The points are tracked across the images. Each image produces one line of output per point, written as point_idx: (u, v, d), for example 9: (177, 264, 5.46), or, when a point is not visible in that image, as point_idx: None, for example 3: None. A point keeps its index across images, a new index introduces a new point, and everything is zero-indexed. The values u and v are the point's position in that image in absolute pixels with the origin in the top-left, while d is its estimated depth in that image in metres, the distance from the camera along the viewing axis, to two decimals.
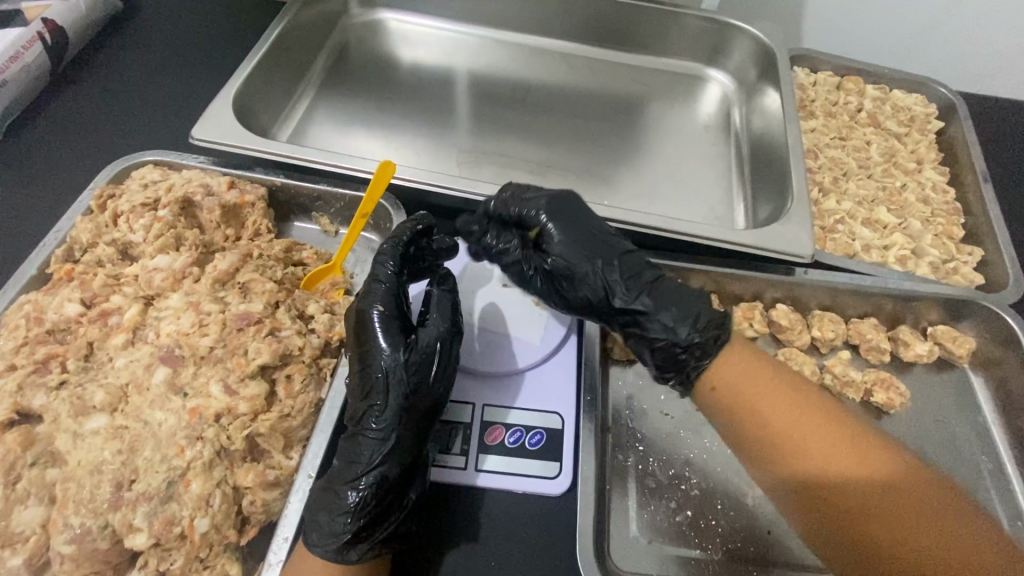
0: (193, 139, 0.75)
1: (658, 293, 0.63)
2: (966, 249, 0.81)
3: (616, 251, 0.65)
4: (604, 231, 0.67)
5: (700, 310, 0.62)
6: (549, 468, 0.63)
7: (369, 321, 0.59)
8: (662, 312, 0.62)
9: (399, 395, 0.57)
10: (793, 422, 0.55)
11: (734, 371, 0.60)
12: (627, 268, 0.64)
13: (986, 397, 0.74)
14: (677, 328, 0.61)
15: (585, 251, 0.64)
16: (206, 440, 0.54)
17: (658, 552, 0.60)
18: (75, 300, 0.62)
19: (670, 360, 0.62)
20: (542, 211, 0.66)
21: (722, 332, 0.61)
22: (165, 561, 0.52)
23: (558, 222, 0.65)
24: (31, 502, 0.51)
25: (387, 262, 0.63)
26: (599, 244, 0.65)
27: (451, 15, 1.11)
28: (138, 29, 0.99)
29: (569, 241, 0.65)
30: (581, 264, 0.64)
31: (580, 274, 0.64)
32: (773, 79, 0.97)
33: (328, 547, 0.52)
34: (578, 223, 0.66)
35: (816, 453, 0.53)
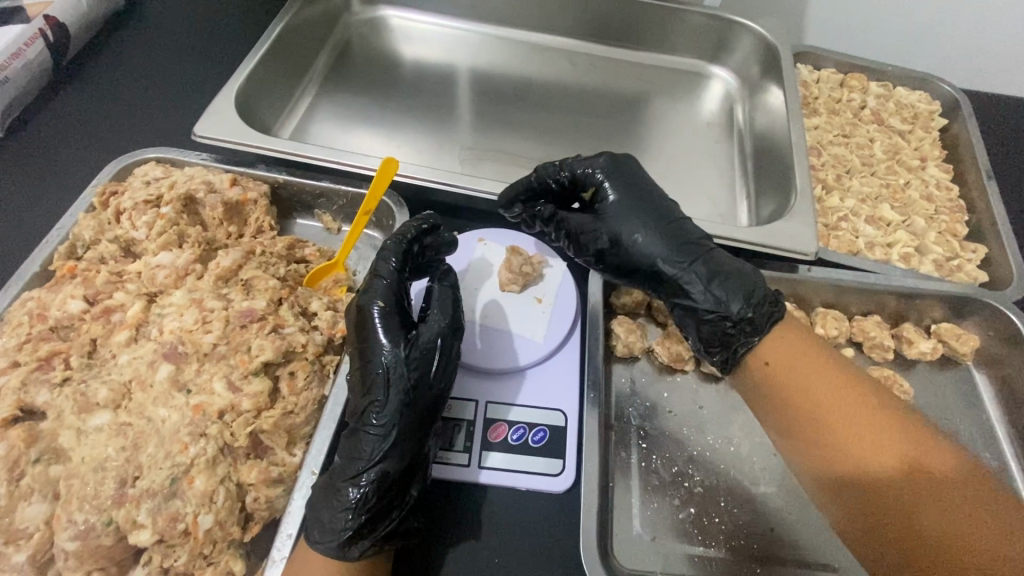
0: (195, 136, 0.75)
1: (710, 262, 0.65)
2: (970, 247, 0.81)
3: (671, 217, 0.68)
4: (662, 198, 0.70)
5: (755, 286, 0.64)
6: (551, 466, 0.63)
7: (371, 317, 0.59)
8: (714, 284, 0.64)
9: (400, 390, 0.57)
10: (837, 406, 0.58)
11: (787, 353, 0.63)
12: (679, 234, 0.67)
13: (990, 394, 0.74)
14: (728, 301, 0.63)
15: (634, 216, 0.69)
16: (209, 437, 0.54)
17: (661, 549, 0.60)
18: (78, 297, 0.62)
19: (717, 335, 0.64)
20: (600, 172, 0.71)
21: (775, 310, 0.64)
22: (168, 558, 0.51)
23: (615, 185, 0.70)
24: (35, 498, 0.51)
25: (389, 258, 0.63)
26: (653, 210, 0.69)
27: (453, 12, 1.11)
28: (140, 26, 0.99)
29: (623, 203, 0.70)
30: (631, 226, 0.68)
31: (629, 235, 0.68)
32: (776, 76, 0.97)
33: (329, 544, 0.52)
34: (630, 188, 0.70)
35: (855, 436, 0.55)
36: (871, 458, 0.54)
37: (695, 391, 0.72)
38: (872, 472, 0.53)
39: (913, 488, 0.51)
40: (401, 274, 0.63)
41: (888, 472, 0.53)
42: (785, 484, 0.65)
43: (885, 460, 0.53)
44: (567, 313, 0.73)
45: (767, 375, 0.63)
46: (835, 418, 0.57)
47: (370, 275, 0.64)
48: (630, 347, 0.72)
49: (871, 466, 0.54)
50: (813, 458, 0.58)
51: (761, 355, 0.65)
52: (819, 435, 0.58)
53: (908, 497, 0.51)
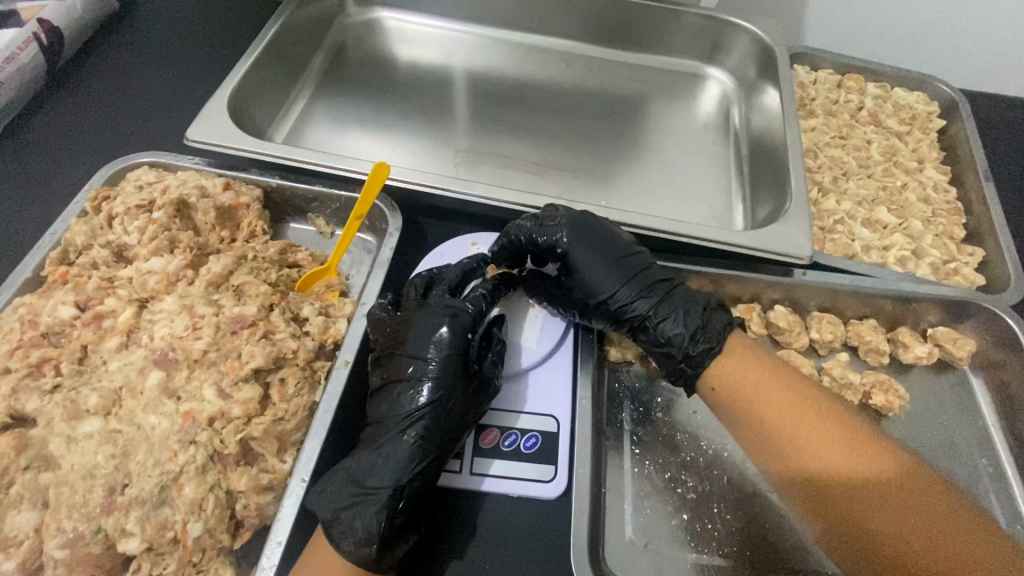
0: (188, 140, 0.75)
1: (665, 310, 0.66)
2: (967, 250, 0.80)
3: (628, 267, 0.68)
4: (622, 246, 0.70)
5: (700, 325, 0.65)
6: (544, 472, 0.62)
7: (442, 339, 0.62)
8: (665, 328, 0.66)
9: (446, 418, 0.59)
10: (794, 422, 0.57)
11: (737, 370, 0.62)
12: (636, 283, 0.67)
13: (986, 398, 0.73)
14: (678, 342, 0.65)
15: (592, 274, 0.69)
16: (199, 444, 0.54)
17: (654, 555, 0.60)
18: (69, 303, 0.62)
19: (671, 370, 0.66)
20: (562, 233, 0.69)
21: (715, 344, 0.64)
22: (157, 565, 0.51)
23: (579, 245, 0.69)
24: (25, 506, 0.52)
25: (478, 301, 0.67)
26: (614, 261, 0.69)
27: (448, 13, 1.10)
28: (135, 30, 0.99)
29: (586, 261, 0.69)
30: (592, 280, 0.69)
31: (591, 294, 0.68)
32: (772, 77, 0.96)
33: (365, 552, 0.52)
34: (586, 242, 0.69)
35: (815, 451, 0.55)
36: (842, 471, 0.54)
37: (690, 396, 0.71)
38: (838, 487, 0.54)
39: (887, 496, 0.52)
40: (481, 312, 0.66)
41: (858, 485, 0.53)
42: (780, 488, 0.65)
43: (856, 473, 0.53)
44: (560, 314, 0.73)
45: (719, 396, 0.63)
46: (791, 436, 0.57)
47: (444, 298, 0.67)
48: (624, 352, 0.72)
49: (839, 480, 0.54)
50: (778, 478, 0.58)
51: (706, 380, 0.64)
52: (781, 454, 0.57)
53: (878, 510, 0.51)
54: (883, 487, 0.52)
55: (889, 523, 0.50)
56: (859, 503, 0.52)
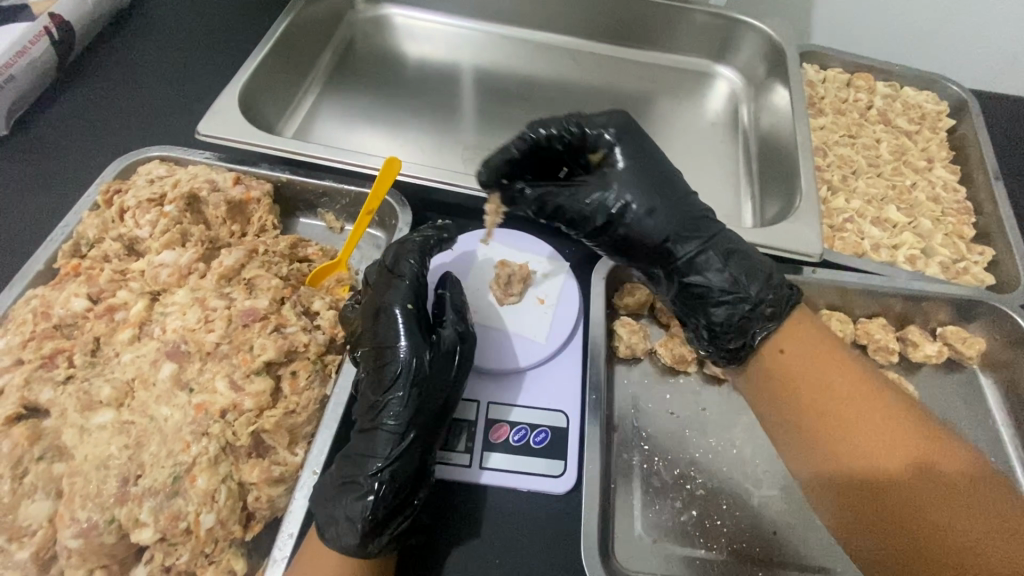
0: (199, 134, 0.75)
1: (724, 243, 0.63)
2: (976, 250, 0.80)
3: (682, 196, 0.65)
4: (672, 174, 0.66)
5: (767, 270, 0.62)
6: (554, 467, 0.62)
7: (396, 315, 0.61)
8: (730, 265, 0.62)
9: (416, 389, 0.58)
10: (841, 403, 0.55)
11: (796, 350, 0.60)
12: (691, 211, 0.64)
13: (996, 398, 0.73)
14: (747, 284, 0.61)
15: (643, 185, 0.63)
16: (211, 436, 0.55)
17: (663, 552, 0.60)
18: (81, 295, 0.63)
19: (731, 318, 0.62)
20: (612, 131, 0.65)
21: (788, 295, 0.62)
22: (170, 556, 0.52)
23: (630, 156, 0.65)
24: (38, 496, 0.52)
25: (410, 258, 0.65)
26: (668, 186, 0.64)
27: (456, 10, 1.10)
28: (145, 25, 0.99)
29: (636, 170, 0.64)
30: (644, 193, 0.63)
31: (642, 210, 0.63)
32: (782, 76, 0.96)
33: (346, 540, 0.52)
34: (641, 155, 0.65)
35: (853, 432, 0.54)
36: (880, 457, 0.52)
37: (699, 393, 0.71)
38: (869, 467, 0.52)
39: (921, 489, 0.49)
40: (421, 276, 0.64)
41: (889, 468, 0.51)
42: (789, 486, 0.65)
43: (885, 459, 0.51)
44: (569, 311, 0.73)
45: (778, 362, 0.60)
46: (837, 411, 0.55)
47: (386, 271, 0.65)
48: (632, 348, 0.71)
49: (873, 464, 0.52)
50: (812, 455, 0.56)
51: (773, 339, 0.61)
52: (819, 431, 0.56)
53: (907, 497, 0.49)
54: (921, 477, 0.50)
55: (919, 511, 0.48)
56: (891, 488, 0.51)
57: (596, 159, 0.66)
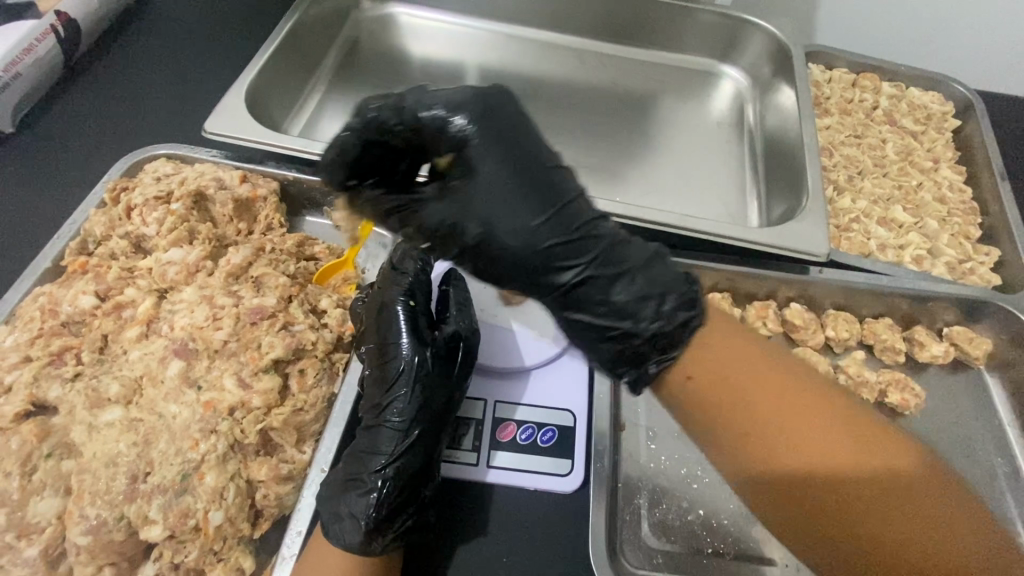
0: (206, 133, 0.75)
1: (610, 258, 0.47)
2: (983, 250, 0.80)
3: (557, 194, 0.48)
4: (546, 159, 0.49)
5: (662, 288, 0.47)
6: (560, 466, 0.63)
7: (397, 311, 0.62)
8: (616, 289, 0.47)
9: (419, 387, 0.59)
10: (782, 417, 0.44)
11: (719, 359, 0.47)
12: (569, 222, 0.47)
13: (1002, 398, 0.73)
14: (634, 311, 0.47)
15: (501, 192, 0.47)
16: (220, 433, 0.55)
17: (670, 552, 0.60)
18: (89, 293, 0.63)
19: (620, 356, 0.48)
20: (463, 116, 0.48)
21: (688, 320, 0.47)
22: (179, 553, 0.52)
23: (484, 147, 0.48)
24: (47, 493, 0.52)
25: (414, 255, 0.66)
26: (536, 183, 0.48)
27: (462, 9, 1.10)
28: (151, 23, 0.99)
29: (494, 175, 0.47)
30: (497, 209, 0.47)
31: (500, 229, 0.47)
32: (788, 75, 0.96)
33: (349, 539, 0.52)
34: (502, 142, 0.48)
35: (803, 450, 0.43)
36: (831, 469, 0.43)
37: None
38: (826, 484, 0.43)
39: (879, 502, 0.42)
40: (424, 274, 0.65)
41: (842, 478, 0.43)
42: None
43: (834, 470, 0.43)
44: None
45: (695, 385, 0.47)
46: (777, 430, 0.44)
47: (389, 270, 0.66)
48: None
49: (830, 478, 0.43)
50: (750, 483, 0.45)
51: (680, 369, 0.48)
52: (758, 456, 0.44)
53: (875, 509, 0.41)
54: (883, 483, 0.42)
55: (893, 522, 0.41)
56: (857, 500, 0.42)
57: (444, 162, 0.51)
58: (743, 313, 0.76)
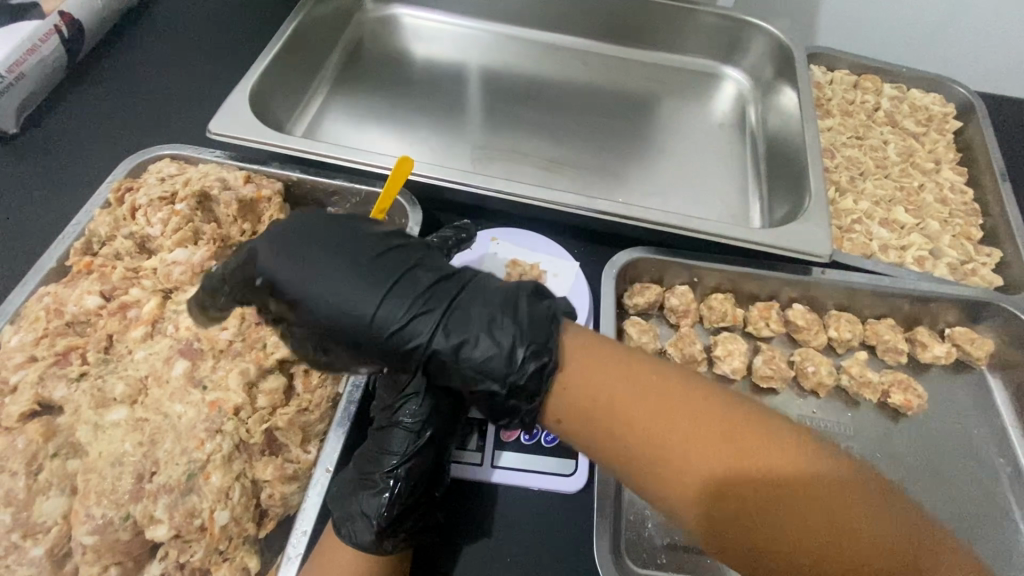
0: (210, 133, 0.76)
1: (454, 320, 0.48)
2: (984, 251, 0.80)
3: (389, 280, 0.49)
4: (370, 251, 0.50)
5: (513, 338, 0.46)
6: (565, 466, 0.63)
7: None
8: (470, 350, 0.47)
9: (435, 386, 0.56)
10: (660, 427, 0.43)
11: (595, 377, 0.46)
12: (412, 299, 0.48)
13: (1004, 398, 0.74)
14: (488, 364, 0.47)
15: (334, 298, 0.48)
16: (225, 433, 0.55)
17: (674, 551, 0.60)
18: (94, 293, 0.63)
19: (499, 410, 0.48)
20: (266, 256, 0.50)
21: (548, 359, 0.46)
22: (185, 553, 0.52)
23: (296, 268, 0.49)
24: (53, 492, 0.52)
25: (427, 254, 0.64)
26: (365, 276, 0.49)
27: (464, 11, 1.10)
28: (154, 24, 0.99)
29: (322, 287, 0.49)
30: (340, 301, 0.48)
31: (351, 331, 0.48)
32: (790, 77, 0.96)
33: (361, 537, 0.52)
34: (312, 259, 0.50)
35: (685, 457, 0.42)
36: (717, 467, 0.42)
37: None
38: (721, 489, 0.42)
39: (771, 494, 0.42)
40: None
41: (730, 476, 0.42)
42: None
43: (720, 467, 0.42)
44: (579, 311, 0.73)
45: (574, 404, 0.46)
46: (657, 438, 0.43)
47: None
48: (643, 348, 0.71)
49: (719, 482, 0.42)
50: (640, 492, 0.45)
51: (551, 409, 0.47)
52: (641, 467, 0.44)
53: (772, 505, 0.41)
54: (776, 479, 0.42)
55: (783, 517, 0.41)
56: (743, 500, 0.42)
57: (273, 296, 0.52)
58: (746, 313, 0.76)
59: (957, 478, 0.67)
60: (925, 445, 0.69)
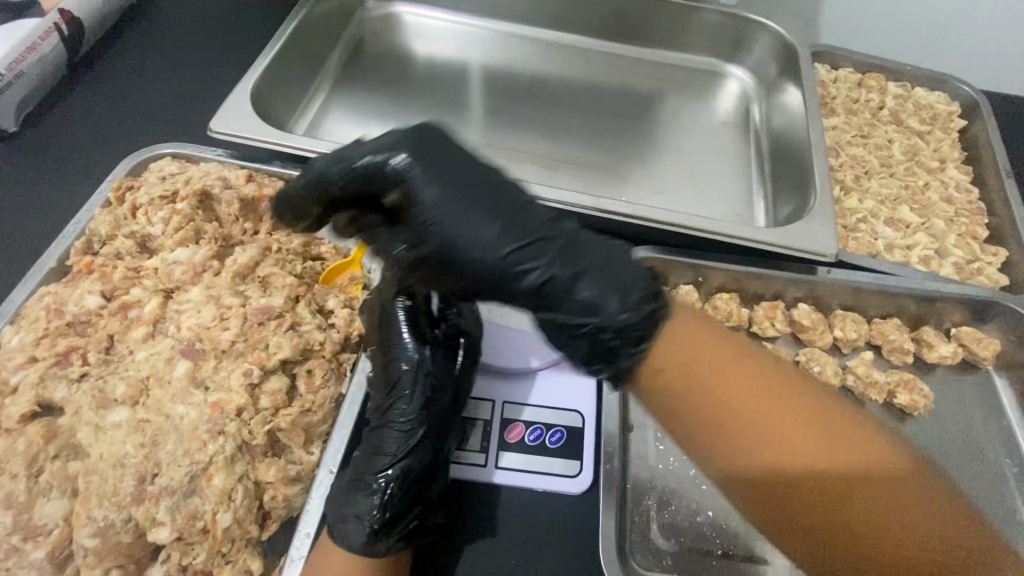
0: (211, 131, 0.75)
1: (573, 253, 0.46)
2: (990, 250, 0.80)
3: (509, 203, 0.48)
4: (489, 175, 0.49)
5: (636, 285, 0.44)
6: (570, 467, 0.62)
7: (393, 314, 0.62)
8: (587, 286, 0.45)
9: (424, 387, 0.59)
10: (762, 407, 0.40)
11: (693, 352, 0.42)
12: (527, 227, 0.47)
13: (1010, 398, 0.73)
14: (600, 305, 0.45)
15: (454, 206, 0.48)
16: (228, 434, 0.54)
17: (679, 552, 0.60)
18: (95, 293, 0.62)
19: (598, 354, 0.45)
20: (397, 156, 0.50)
21: (660, 311, 0.44)
22: (187, 555, 0.51)
23: (419, 175, 0.49)
24: (54, 494, 0.51)
25: None
26: (487, 195, 0.48)
27: (466, 9, 1.10)
28: (154, 21, 0.98)
29: (439, 197, 0.48)
30: (449, 225, 0.48)
31: (460, 241, 0.47)
32: (794, 75, 0.96)
33: (353, 540, 0.52)
34: (439, 169, 0.49)
35: (793, 446, 0.40)
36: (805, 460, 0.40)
37: None
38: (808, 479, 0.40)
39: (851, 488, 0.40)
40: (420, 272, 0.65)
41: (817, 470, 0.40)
42: None
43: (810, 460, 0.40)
44: None
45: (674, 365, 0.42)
46: (767, 423, 0.40)
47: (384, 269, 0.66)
48: None
49: (816, 471, 0.40)
50: (717, 473, 0.41)
51: (650, 365, 0.42)
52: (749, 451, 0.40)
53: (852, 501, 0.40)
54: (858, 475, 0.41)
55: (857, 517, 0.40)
56: (821, 499, 0.40)
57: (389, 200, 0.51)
58: (751, 313, 0.76)
59: (963, 479, 0.67)
60: (931, 446, 0.69)
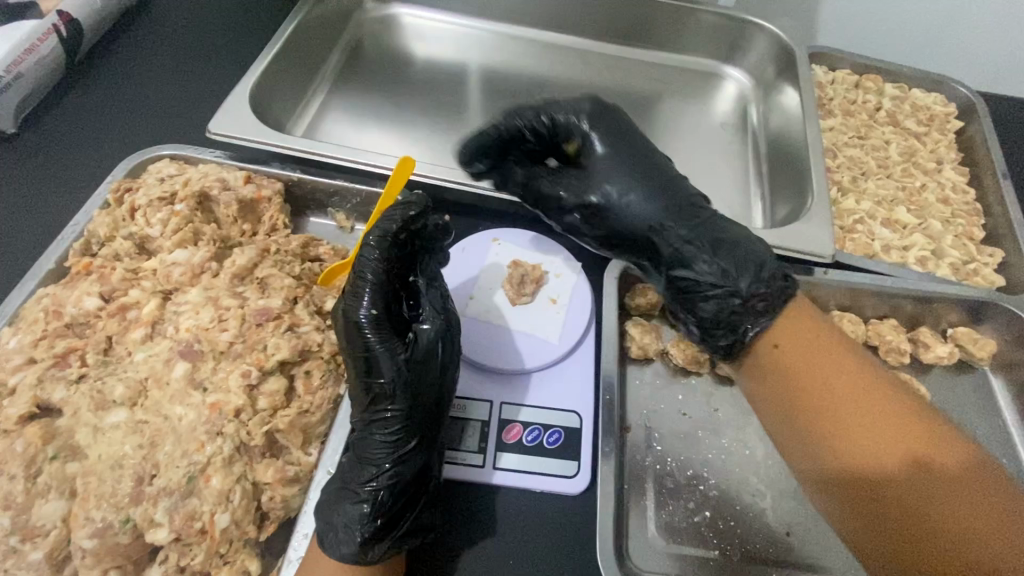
0: (210, 133, 0.75)
1: (705, 230, 0.61)
2: (986, 251, 0.80)
3: (662, 176, 0.65)
4: (648, 155, 0.66)
5: (761, 265, 0.59)
6: (568, 468, 0.62)
7: (362, 329, 0.58)
8: (722, 256, 0.59)
9: (404, 401, 0.57)
10: (847, 400, 0.53)
11: (801, 341, 0.58)
12: (677, 198, 0.63)
13: (1006, 398, 0.73)
14: (736, 277, 0.58)
15: (624, 167, 0.64)
16: (226, 435, 0.54)
17: (676, 552, 0.60)
18: (94, 294, 0.62)
19: (716, 316, 0.59)
20: (586, 121, 0.67)
21: (776, 300, 0.58)
22: (185, 556, 0.51)
23: (604, 137, 0.66)
24: (52, 495, 0.51)
25: (372, 257, 0.60)
26: (643, 167, 0.65)
27: (465, 10, 1.10)
28: (153, 23, 0.99)
29: (610, 160, 0.65)
30: (612, 179, 0.64)
31: (621, 195, 0.63)
32: (792, 77, 0.96)
33: (344, 550, 0.51)
34: (617, 139, 0.66)
35: (868, 440, 0.51)
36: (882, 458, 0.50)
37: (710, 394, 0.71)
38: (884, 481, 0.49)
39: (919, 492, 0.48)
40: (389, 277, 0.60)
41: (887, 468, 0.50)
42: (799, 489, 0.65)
43: (886, 458, 0.50)
44: (581, 311, 0.72)
45: (778, 358, 0.58)
46: (848, 416, 0.53)
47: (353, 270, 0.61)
48: (644, 349, 0.71)
49: (884, 468, 0.50)
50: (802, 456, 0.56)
51: (768, 337, 0.59)
52: (818, 432, 0.54)
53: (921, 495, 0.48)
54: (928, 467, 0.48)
55: (929, 513, 0.47)
56: (892, 499, 0.49)
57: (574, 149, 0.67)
58: None
59: None
60: None
